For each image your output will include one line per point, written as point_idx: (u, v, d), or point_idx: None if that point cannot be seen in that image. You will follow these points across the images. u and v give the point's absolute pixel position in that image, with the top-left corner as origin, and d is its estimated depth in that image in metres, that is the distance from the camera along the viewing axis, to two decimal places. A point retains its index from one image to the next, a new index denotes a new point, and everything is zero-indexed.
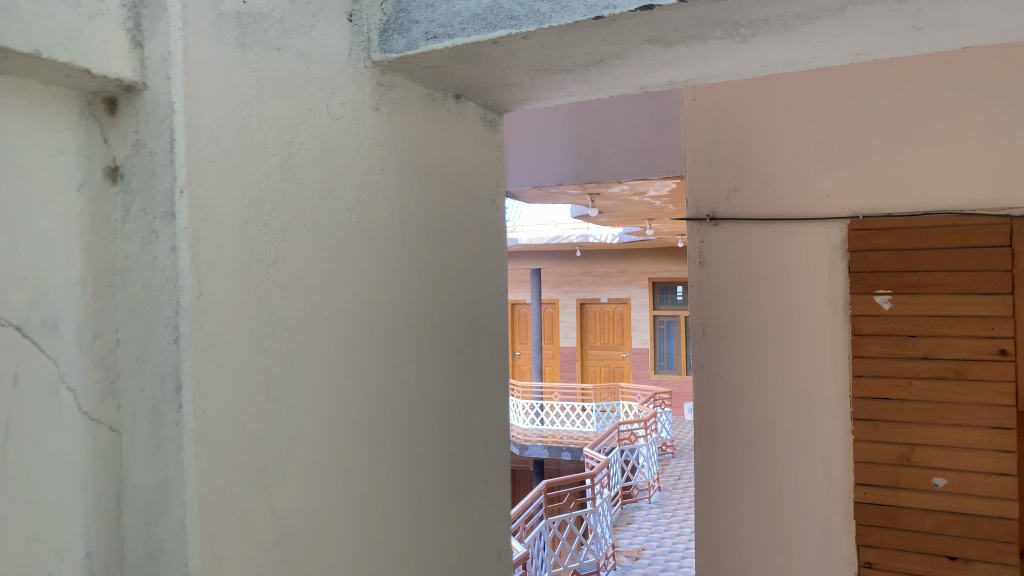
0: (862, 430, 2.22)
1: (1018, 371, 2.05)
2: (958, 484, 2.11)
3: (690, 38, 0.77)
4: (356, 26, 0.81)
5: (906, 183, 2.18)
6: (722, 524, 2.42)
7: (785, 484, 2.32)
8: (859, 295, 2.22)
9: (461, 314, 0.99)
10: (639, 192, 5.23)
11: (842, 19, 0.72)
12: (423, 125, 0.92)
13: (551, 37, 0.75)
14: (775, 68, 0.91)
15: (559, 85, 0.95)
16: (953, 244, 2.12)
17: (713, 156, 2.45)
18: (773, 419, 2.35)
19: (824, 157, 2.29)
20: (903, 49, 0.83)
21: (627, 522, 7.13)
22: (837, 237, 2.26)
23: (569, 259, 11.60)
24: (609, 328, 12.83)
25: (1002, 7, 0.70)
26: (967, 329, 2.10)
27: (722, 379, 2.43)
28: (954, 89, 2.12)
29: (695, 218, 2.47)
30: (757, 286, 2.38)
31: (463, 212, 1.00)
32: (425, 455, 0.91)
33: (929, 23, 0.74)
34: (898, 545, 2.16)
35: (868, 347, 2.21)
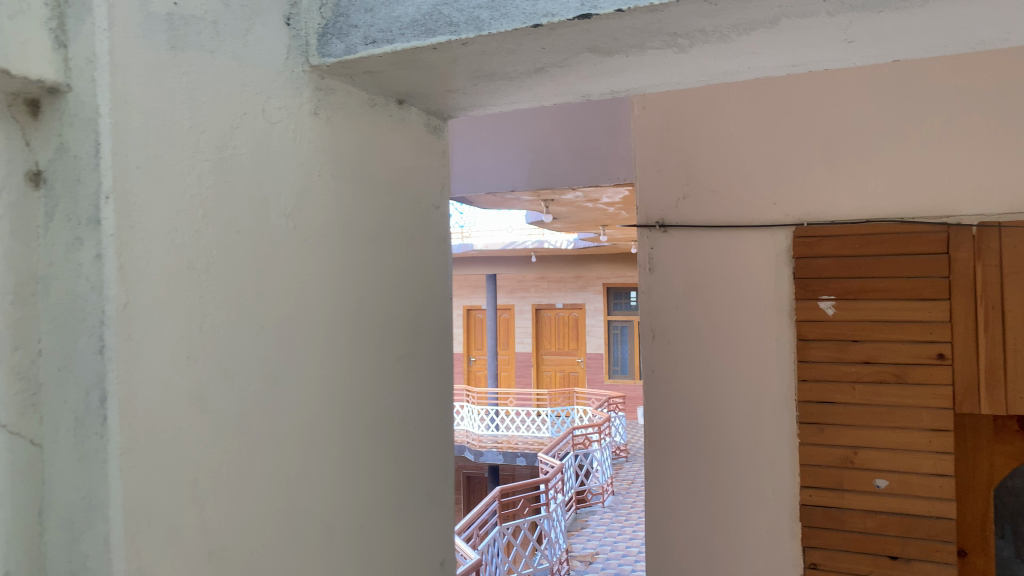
0: (807, 434, 2.26)
1: (955, 375, 2.11)
2: (898, 485, 2.16)
3: (629, 48, 0.78)
4: (293, 30, 0.80)
5: (848, 193, 2.25)
6: (671, 529, 2.42)
7: (734, 488, 2.35)
8: (804, 301, 2.26)
9: (404, 322, 0.98)
10: (593, 199, 5.28)
11: (775, 31, 0.73)
12: (364, 130, 0.91)
13: (490, 44, 0.75)
14: (714, 79, 0.93)
15: (503, 92, 0.95)
16: (893, 251, 2.18)
17: (662, 164, 2.47)
18: (721, 424, 2.37)
19: (770, 166, 2.34)
20: (836, 62, 0.85)
21: (581, 526, 7.17)
22: (782, 244, 2.31)
23: (524, 265, 11.65)
24: (564, 333, 12.89)
25: (928, 23, 0.72)
26: (907, 333, 2.16)
27: (672, 385, 2.44)
28: (893, 102, 2.20)
29: (645, 225, 2.48)
30: (705, 292, 2.40)
31: (406, 218, 0.99)
32: (365, 465, 0.90)
33: (859, 37, 0.75)
34: (841, 546, 2.20)
35: (812, 352, 2.25)
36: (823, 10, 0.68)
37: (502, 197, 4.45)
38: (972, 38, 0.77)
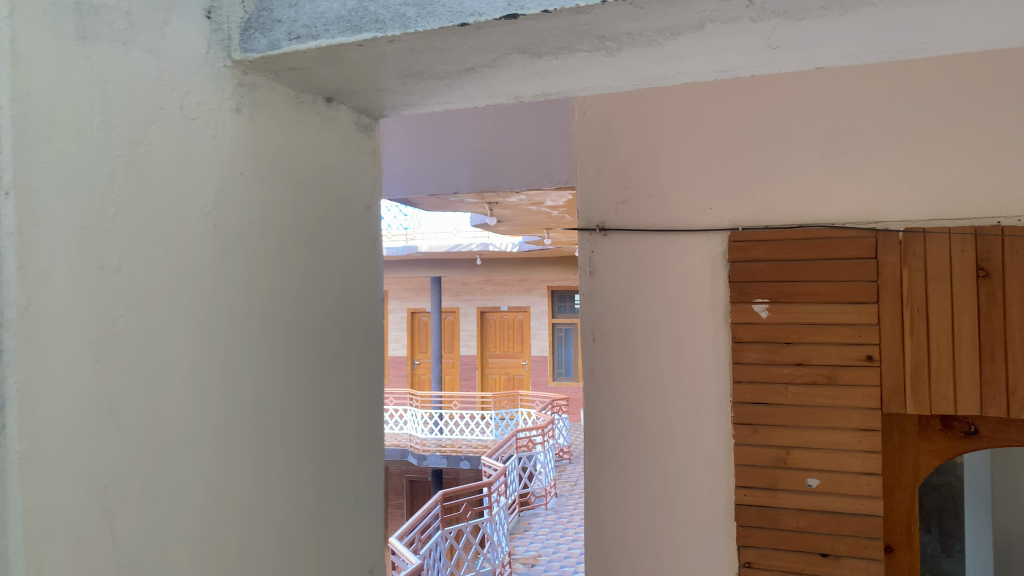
0: (741, 434, 2.30)
1: (883, 376, 2.18)
2: (829, 484, 2.21)
3: (557, 49, 0.77)
4: (214, 24, 0.78)
5: (781, 199, 2.30)
6: (610, 531, 2.43)
7: (672, 489, 2.37)
8: (738, 304, 2.30)
9: (330, 324, 0.96)
10: (537, 202, 5.30)
11: (701, 36, 0.74)
12: (289, 128, 0.89)
13: (418, 43, 0.74)
14: (643, 83, 0.93)
15: (434, 92, 0.94)
16: (825, 255, 2.23)
17: (602, 168, 2.48)
18: (660, 425, 2.39)
19: (707, 171, 2.37)
20: (761, 68, 0.86)
21: (524, 529, 7.18)
22: (718, 248, 2.36)
23: (469, 268, 11.63)
24: (509, 336, 12.92)
25: (848, 31, 0.73)
26: (838, 336, 2.21)
27: (611, 387, 2.44)
28: (824, 109, 2.26)
29: (586, 229, 2.48)
30: (645, 294, 2.42)
31: (334, 218, 0.97)
32: (289, 471, 0.88)
33: (783, 43, 0.77)
34: (774, 545, 2.25)
35: (747, 354, 2.29)
36: (746, 15, 0.69)
37: (444, 199, 4.43)
38: (893, 48, 0.79)
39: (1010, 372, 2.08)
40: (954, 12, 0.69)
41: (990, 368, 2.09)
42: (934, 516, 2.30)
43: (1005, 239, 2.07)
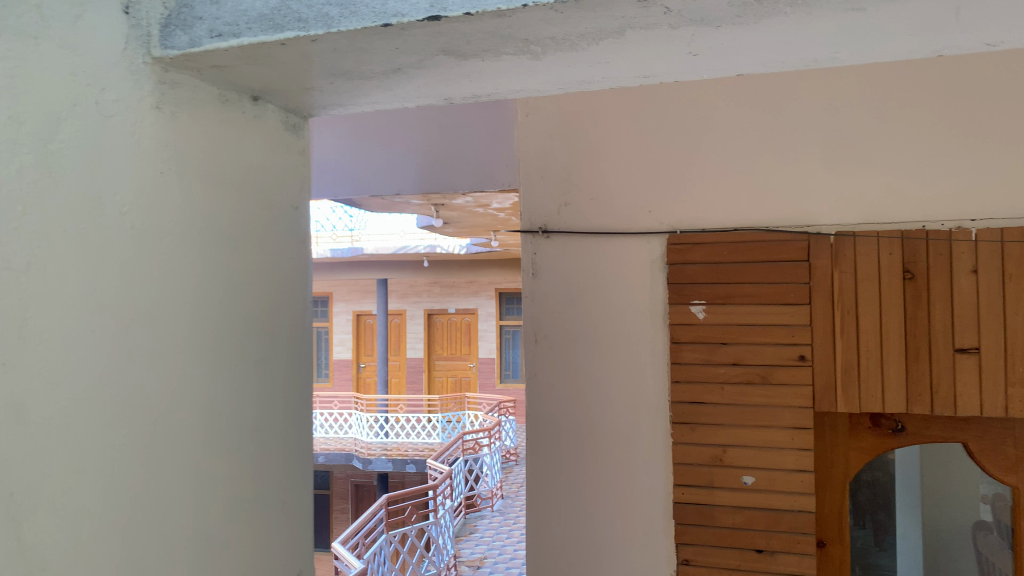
0: (679, 433, 2.34)
1: (814, 375, 2.24)
2: (764, 481, 2.26)
3: (483, 52, 0.78)
4: (132, 19, 0.76)
5: (718, 202, 2.35)
6: (551, 532, 2.44)
7: (612, 488, 2.39)
8: (676, 305, 2.35)
9: (256, 327, 0.95)
10: (484, 204, 5.31)
11: (623, 42, 0.75)
12: (213, 127, 0.88)
13: (341, 42, 0.74)
14: (571, 87, 0.95)
15: (362, 92, 0.93)
16: (759, 258, 2.29)
17: (544, 170, 2.50)
18: (601, 426, 2.41)
19: (647, 174, 2.41)
20: (684, 74, 0.88)
21: (469, 531, 7.17)
22: (657, 250, 2.39)
23: (415, 270, 11.58)
24: (456, 338, 12.90)
25: (764, 40, 0.75)
26: (771, 336, 2.27)
27: (553, 388, 2.46)
28: (758, 115, 2.32)
29: (529, 230, 2.49)
30: (586, 296, 2.44)
31: (261, 218, 0.96)
32: (212, 475, 0.86)
33: (702, 50, 0.79)
34: (710, 542, 2.29)
35: (684, 355, 2.34)
36: (665, 22, 0.71)
37: (387, 200, 4.41)
38: (808, 56, 0.82)
39: (933, 370, 2.16)
40: (862, 24, 0.72)
41: (915, 367, 2.17)
42: (867, 511, 2.35)
43: (928, 243, 2.17)
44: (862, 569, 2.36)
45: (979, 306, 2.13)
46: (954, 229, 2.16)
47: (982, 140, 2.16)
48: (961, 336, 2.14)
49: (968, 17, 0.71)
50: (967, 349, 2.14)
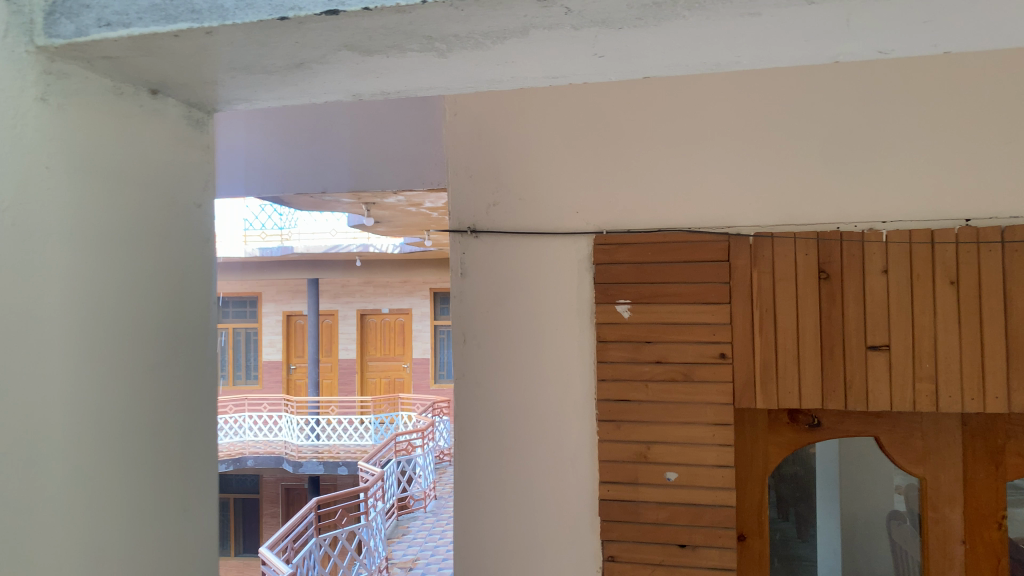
0: (605, 431, 2.36)
1: (735, 373, 2.29)
2: (687, 477, 2.30)
3: (386, 48, 0.77)
4: (13, 6, 0.73)
5: (643, 202, 2.39)
6: (478, 532, 2.42)
7: (539, 487, 2.40)
8: (603, 305, 2.38)
9: (157, 328, 0.91)
10: (417, 203, 5.29)
11: (528, 41, 0.75)
12: (107, 120, 0.84)
13: (238, 36, 0.72)
14: (481, 86, 0.94)
15: (268, 87, 0.91)
16: (683, 258, 2.33)
17: (472, 170, 2.49)
18: (529, 425, 2.41)
19: (574, 175, 2.43)
20: (593, 75, 0.89)
21: (402, 533, 7.12)
22: (584, 250, 2.41)
23: (347, 269, 11.43)
24: (390, 338, 12.78)
25: (666, 43, 0.76)
26: (693, 335, 2.31)
27: (481, 387, 2.44)
28: (681, 117, 2.36)
29: (457, 230, 2.48)
30: (515, 295, 2.44)
31: (160, 216, 0.92)
32: (108, 483, 0.83)
33: (607, 52, 0.79)
34: (634, 537, 2.31)
35: (610, 353, 2.37)
36: (567, 22, 0.71)
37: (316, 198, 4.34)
38: (711, 60, 0.83)
39: (847, 367, 2.24)
40: (760, 29, 0.73)
41: (830, 364, 2.25)
42: (791, 503, 2.44)
43: (842, 244, 2.24)
44: (785, 560, 2.43)
45: (889, 305, 2.22)
46: (866, 231, 2.24)
47: (893, 143, 2.24)
48: (873, 334, 2.22)
49: (859, 23, 0.73)
50: (879, 346, 2.22)
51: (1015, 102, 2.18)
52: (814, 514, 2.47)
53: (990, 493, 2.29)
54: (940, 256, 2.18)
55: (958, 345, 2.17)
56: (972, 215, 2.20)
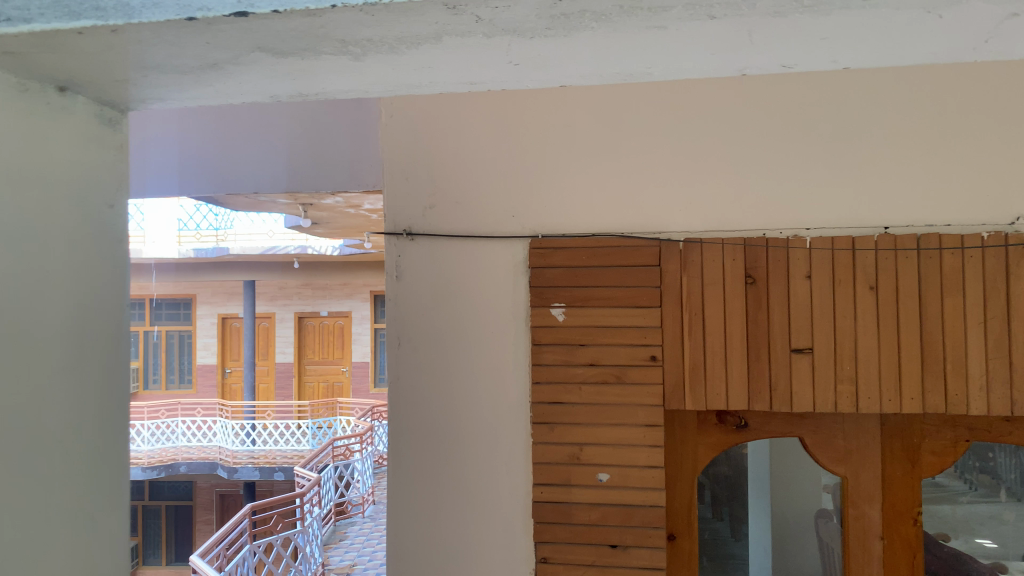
0: (538, 433, 2.38)
1: (665, 375, 2.34)
2: (618, 477, 2.34)
3: (300, 50, 0.77)
4: None
5: (578, 206, 2.41)
6: (411, 537, 2.41)
7: (474, 489, 2.40)
8: (538, 308, 2.40)
9: (65, 330, 0.89)
10: (356, 204, 5.24)
11: (441, 47, 0.76)
12: (11, 118, 0.82)
13: (146, 34, 0.71)
14: (400, 89, 0.94)
15: (182, 86, 0.90)
16: (615, 262, 2.37)
17: (407, 171, 2.48)
18: (464, 428, 2.42)
19: (510, 179, 2.44)
20: (510, 81, 0.90)
21: (339, 539, 7.03)
22: (520, 254, 2.43)
23: (285, 271, 11.24)
24: (328, 342, 12.62)
25: (579, 53, 0.78)
26: (625, 337, 2.35)
27: (416, 391, 2.43)
28: (614, 124, 2.40)
29: (393, 233, 2.46)
30: (450, 298, 2.44)
31: (68, 216, 0.90)
32: (9, 490, 0.80)
33: (522, 60, 0.81)
34: (566, 539, 2.34)
35: (545, 355, 2.38)
36: (479, 30, 0.72)
37: (252, 197, 4.26)
38: (625, 70, 0.85)
39: (772, 370, 2.30)
40: (667, 40, 0.75)
41: (756, 366, 2.31)
42: (725, 502, 2.49)
43: (768, 249, 2.31)
44: (718, 558, 2.48)
45: (812, 309, 2.29)
46: (791, 237, 2.31)
47: (818, 151, 2.32)
48: (796, 337, 2.29)
49: (760, 38, 0.76)
50: (802, 349, 2.29)
51: (930, 116, 2.28)
52: (747, 513, 2.53)
53: (906, 488, 2.38)
54: (861, 262, 2.27)
55: (877, 348, 2.26)
56: (890, 222, 2.29)
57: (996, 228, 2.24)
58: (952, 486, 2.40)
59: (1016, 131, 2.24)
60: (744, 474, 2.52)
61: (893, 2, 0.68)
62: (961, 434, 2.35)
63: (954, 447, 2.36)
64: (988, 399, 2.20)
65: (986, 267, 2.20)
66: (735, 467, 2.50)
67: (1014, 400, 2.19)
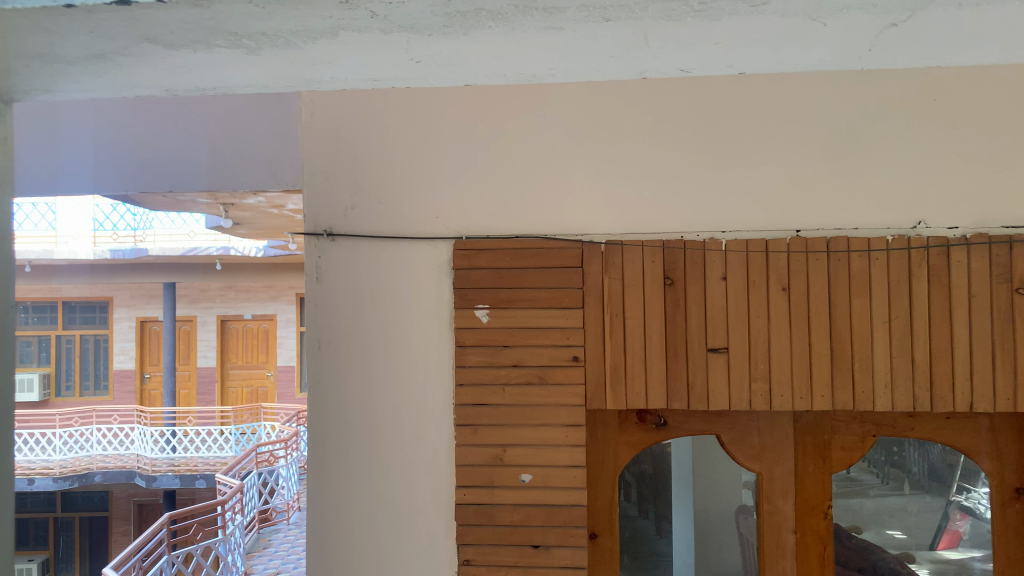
0: (462, 435, 2.37)
1: (587, 375, 2.36)
2: (541, 478, 2.35)
3: (192, 43, 0.75)
4: None
5: (501, 208, 2.42)
6: (332, 542, 2.36)
7: (396, 493, 2.38)
8: (461, 309, 2.39)
9: None
10: (279, 205, 5.13)
11: (339, 42, 0.76)
12: None
13: (22, 21, 0.67)
14: (302, 85, 0.93)
15: (69, 78, 0.86)
16: (538, 264, 2.38)
17: (328, 172, 2.44)
18: (385, 430, 2.39)
19: (434, 179, 2.43)
20: (413, 79, 0.90)
21: (263, 547, 6.87)
22: (444, 255, 2.42)
23: (206, 273, 10.93)
24: (252, 345, 12.33)
25: (478, 51, 0.80)
26: (548, 339, 2.37)
27: (336, 395, 2.39)
28: (537, 125, 2.42)
29: (313, 233, 2.42)
30: (372, 299, 2.41)
31: None
32: None
33: (424, 58, 0.81)
34: (489, 540, 2.33)
35: (469, 357, 2.37)
36: (376, 26, 0.72)
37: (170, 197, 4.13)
38: (526, 70, 0.88)
39: (689, 369, 2.35)
40: (560, 40, 0.76)
41: (674, 366, 2.35)
42: (649, 500, 2.52)
43: (685, 251, 2.36)
44: (646, 555, 2.53)
45: (727, 310, 2.35)
46: (707, 239, 2.37)
47: (735, 156, 2.38)
48: (713, 337, 2.35)
49: (652, 37, 0.78)
50: (718, 348, 2.35)
51: (839, 123, 2.36)
52: (671, 510, 2.57)
53: (817, 483, 2.46)
54: (774, 265, 2.34)
55: (789, 347, 2.33)
56: (802, 226, 2.37)
57: (899, 232, 2.34)
58: (863, 479, 2.49)
59: (918, 139, 2.34)
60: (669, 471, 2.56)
61: (778, 8, 0.73)
62: (868, 430, 2.45)
63: (862, 442, 2.46)
64: (893, 396, 2.29)
65: (891, 269, 2.30)
66: (660, 462, 2.54)
67: (916, 396, 2.28)
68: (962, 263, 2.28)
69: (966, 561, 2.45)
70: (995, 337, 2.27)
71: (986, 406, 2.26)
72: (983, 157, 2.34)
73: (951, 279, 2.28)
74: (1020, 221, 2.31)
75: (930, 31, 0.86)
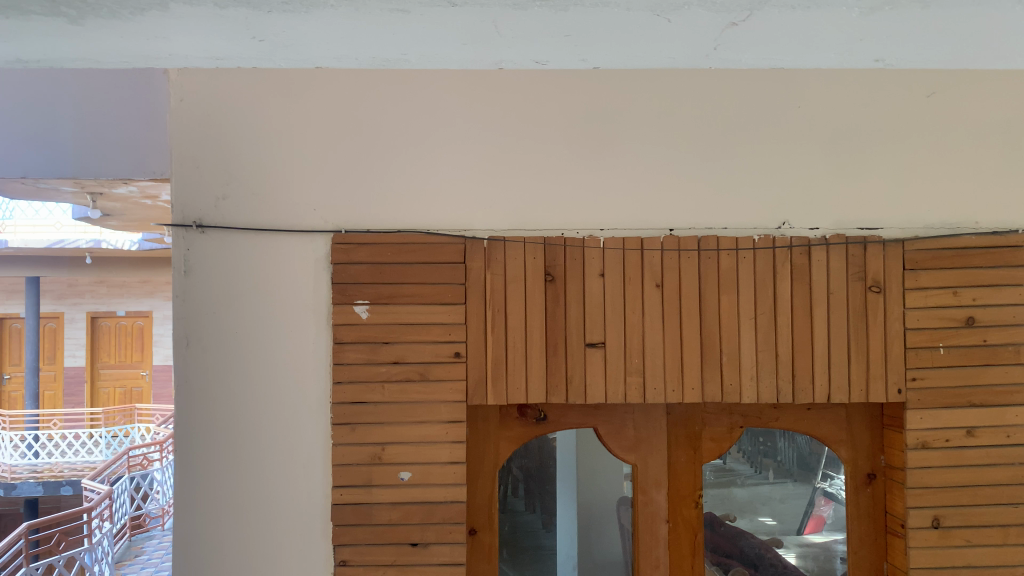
0: (339, 434, 2.30)
1: (468, 371, 2.35)
2: (421, 475, 2.31)
3: (6, 8, 0.79)
4: None
5: (382, 202, 2.38)
6: (200, 546, 2.26)
7: (269, 493, 2.29)
8: (340, 305, 2.32)
9: None
10: (154, 194, 4.84)
11: (169, 15, 0.84)
12: None
13: None
14: (138, 61, 1.00)
15: None
16: (420, 259, 2.35)
17: (198, 160, 2.33)
18: (258, 429, 2.30)
19: (311, 170, 2.36)
20: (252, 58, 1.02)
21: (135, 556, 6.51)
22: (322, 249, 2.35)
23: (73, 267, 10.27)
24: (126, 344, 11.67)
25: (309, 25, 0.90)
26: (429, 335, 2.34)
27: (205, 394, 2.29)
28: (418, 117, 2.38)
29: (180, 225, 2.30)
30: (246, 293, 2.32)
31: None
32: None
33: (266, 36, 0.93)
34: (366, 540, 2.28)
35: (347, 354, 2.32)
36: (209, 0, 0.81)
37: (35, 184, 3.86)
38: (355, 37, 0.95)
39: (568, 363, 2.38)
40: (402, 24, 0.91)
41: (554, 360, 2.37)
42: (536, 495, 2.55)
43: (566, 248, 2.38)
44: (528, 548, 2.53)
45: (605, 305, 2.39)
46: (587, 237, 2.40)
47: (615, 155, 2.42)
48: (591, 332, 2.38)
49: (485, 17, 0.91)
50: (595, 343, 2.39)
51: (713, 125, 2.44)
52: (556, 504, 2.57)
53: (689, 473, 2.55)
54: (648, 262, 2.40)
55: (662, 341, 2.40)
56: (675, 225, 2.43)
57: (765, 231, 2.44)
58: (736, 469, 2.59)
59: (785, 142, 2.45)
60: (555, 467, 2.57)
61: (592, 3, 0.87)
62: (735, 421, 2.56)
63: (730, 433, 2.56)
64: (758, 388, 2.39)
65: (757, 267, 2.40)
66: (544, 457, 2.56)
67: (779, 387, 2.40)
68: (822, 261, 2.41)
69: (829, 543, 2.58)
70: (850, 331, 2.41)
71: (842, 397, 2.40)
72: (843, 161, 2.47)
73: (813, 277, 2.41)
74: (874, 222, 2.46)
75: (774, 34, 1.01)
